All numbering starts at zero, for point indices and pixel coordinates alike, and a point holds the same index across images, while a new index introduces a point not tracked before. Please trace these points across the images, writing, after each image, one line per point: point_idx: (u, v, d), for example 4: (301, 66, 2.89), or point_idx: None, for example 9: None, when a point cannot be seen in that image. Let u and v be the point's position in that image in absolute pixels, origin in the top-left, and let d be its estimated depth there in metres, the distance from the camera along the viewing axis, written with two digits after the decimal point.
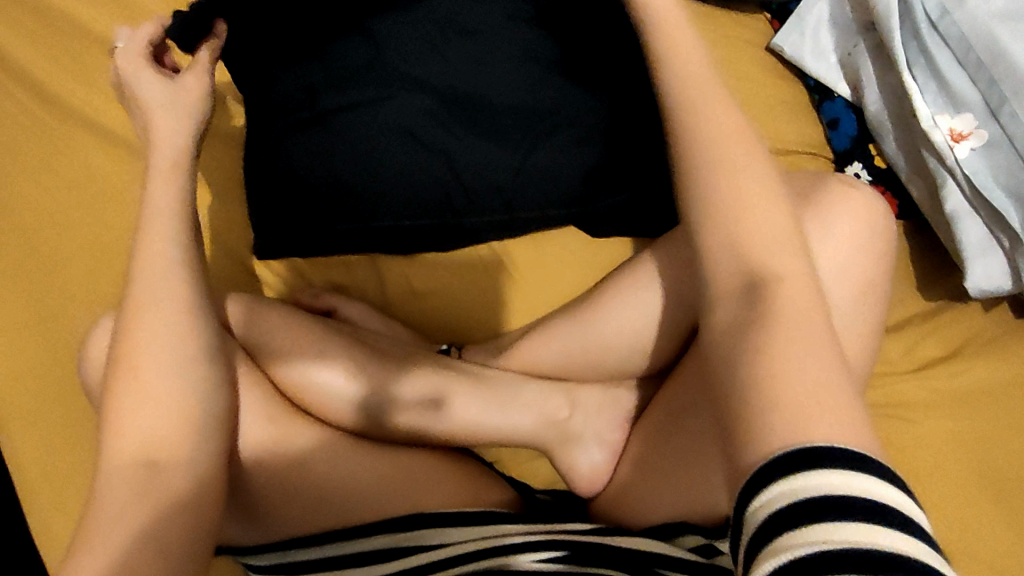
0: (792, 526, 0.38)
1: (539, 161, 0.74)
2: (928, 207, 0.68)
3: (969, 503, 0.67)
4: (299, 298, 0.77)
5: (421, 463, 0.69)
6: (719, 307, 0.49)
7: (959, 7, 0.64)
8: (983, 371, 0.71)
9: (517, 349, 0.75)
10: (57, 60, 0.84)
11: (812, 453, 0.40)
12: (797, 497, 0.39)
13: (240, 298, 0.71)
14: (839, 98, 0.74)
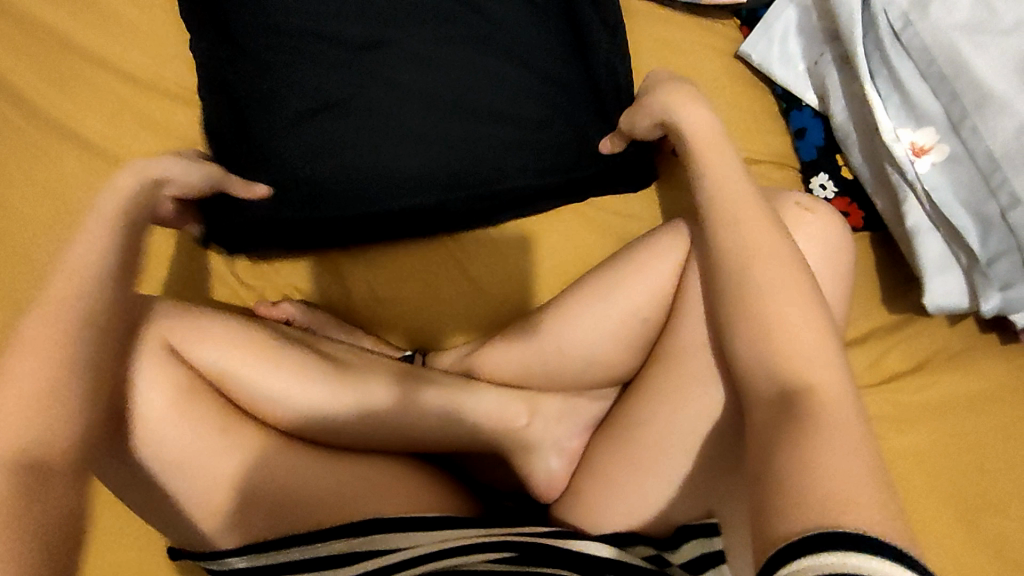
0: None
1: (522, 119, 0.77)
2: (890, 221, 0.67)
3: (928, 517, 0.67)
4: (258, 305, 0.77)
5: (376, 468, 0.70)
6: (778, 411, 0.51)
7: (923, 18, 0.63)
8: (948, 386, 0.70)
9: (481, 357, 0.76)
10: (18, 52, 0.81)
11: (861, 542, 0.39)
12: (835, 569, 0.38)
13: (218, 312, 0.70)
14: (807, 107, 0.73)
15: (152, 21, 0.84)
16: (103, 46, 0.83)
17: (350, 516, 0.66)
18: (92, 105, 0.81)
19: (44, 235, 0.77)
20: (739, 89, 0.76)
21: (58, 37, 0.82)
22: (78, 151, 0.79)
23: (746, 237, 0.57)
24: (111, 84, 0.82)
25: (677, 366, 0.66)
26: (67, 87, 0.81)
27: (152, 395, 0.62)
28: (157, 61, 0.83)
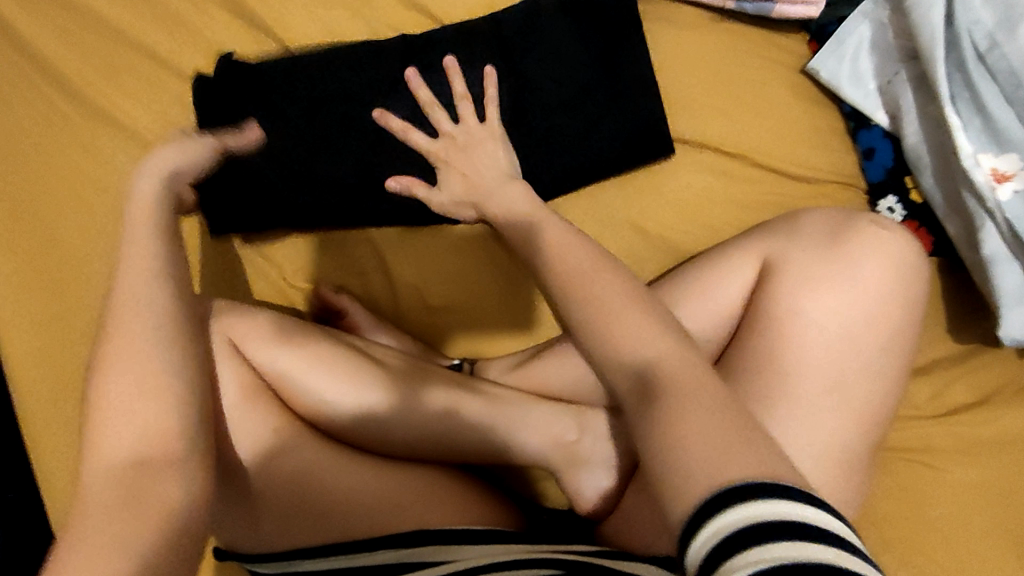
0: (741, 547, 0.37)
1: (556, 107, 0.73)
2: (963, 248, 0.65)
3: (990, 557, 0.65)
4: (318, 289, 0.77)
5: (420, 478, 0.68)
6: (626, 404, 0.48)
7: (1011, 40, 0.61)
8: (1016, 420, 0.68)
9: (531, 369, 0.75)
10: (73, 46, 0.81)
11: (773, 486, 0.39)
12: (740, 522, 0.38)
13: (268, 311, 0.69)
14: (876, 127, 0.71)
15: (199, 11, 0.81)
16: (149, 36, 0.81)
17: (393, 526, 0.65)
18: (142, 100, 0.80)
19: (102, 235, 0.78)
20: (806, 106, 0.74)
21: (111, 30, 0.81)
22: (131, 149, 0.79)
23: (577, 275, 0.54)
24: (160, 77, 0.80)
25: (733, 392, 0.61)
26: (119, 81, 0.80)
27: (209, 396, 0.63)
28: (204, 53, 0.81)
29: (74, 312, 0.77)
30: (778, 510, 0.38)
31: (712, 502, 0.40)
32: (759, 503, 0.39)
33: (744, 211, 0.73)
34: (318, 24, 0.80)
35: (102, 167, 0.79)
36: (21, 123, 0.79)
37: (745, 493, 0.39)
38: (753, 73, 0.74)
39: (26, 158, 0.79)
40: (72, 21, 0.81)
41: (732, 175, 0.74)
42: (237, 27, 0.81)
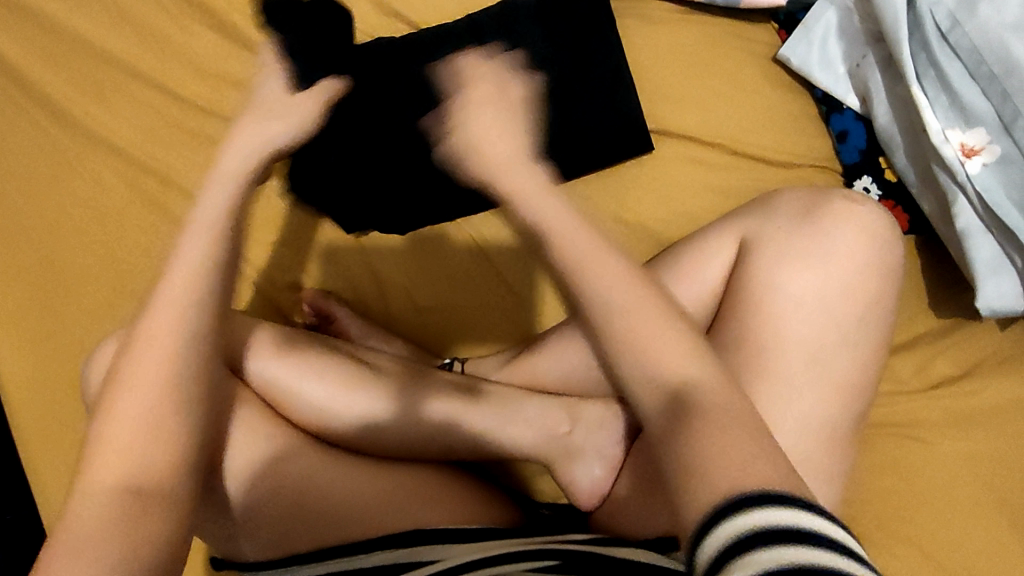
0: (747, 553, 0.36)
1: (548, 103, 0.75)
2: (937, 223, 0.66)
3: (980, 526, 0.66)
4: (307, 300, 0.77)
5: (413, 478, 0.69)
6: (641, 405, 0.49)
7: (971, 19, 0.62)
8: (1000, 391, 0.69)
9: (522, 363, 0.75)
10: (54, 66, 0.81)
11: (772, 499, 0.38)
12: (750, 540, 0.37)
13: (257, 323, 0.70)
14: (848, 110, 0.73)
15: (178, 26, 0.82)
16: (131, 53, 0.82)
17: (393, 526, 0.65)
18: (124, 115, 0.81)
19: (89, 249, 0.78)
20: (779, 92, 0.75)
21: (91, 48, 0.82)
22: (116, 163, 0.80)
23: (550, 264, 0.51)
24: (142, 91, 0.81)
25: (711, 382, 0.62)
26: (102, 97, 0.81)
27: None
28: (187, 68, 0.81)
29: (62, 328, 0.77)
30: (786, 521, 0.37)
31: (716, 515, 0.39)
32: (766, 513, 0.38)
33: (724, 198, 0.74)
34: None
35: (87, 183, 0.80)
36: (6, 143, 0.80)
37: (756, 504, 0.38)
38: (725, 63, 0.76)
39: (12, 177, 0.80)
40: (52, 40, 0.82)
41: (711, 164, 0.75)
42: (217, 40, 0.82)
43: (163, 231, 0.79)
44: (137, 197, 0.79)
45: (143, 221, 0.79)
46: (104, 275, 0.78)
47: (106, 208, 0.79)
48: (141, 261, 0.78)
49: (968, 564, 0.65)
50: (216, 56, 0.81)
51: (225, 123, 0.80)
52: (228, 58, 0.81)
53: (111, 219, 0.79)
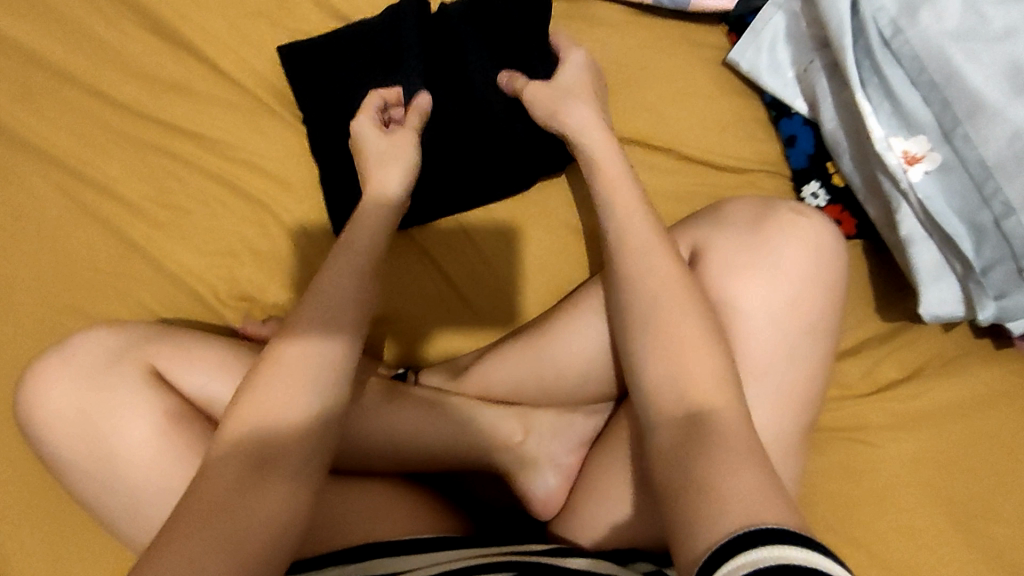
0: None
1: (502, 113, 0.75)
2: (883, 229, 0.67)
3: (924, 525, 0.67)
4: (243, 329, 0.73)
5: (366, 492, 0.68)
6: (655, 429, 0.51)
7: (913, 26, 0.62)
8: (943, 392, 0.70)
9: (474, 374, 0.74)
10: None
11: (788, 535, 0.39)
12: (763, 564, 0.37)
13: (200, 336, 0.69)
14: (797, 115, 0.73)
15: (113, 28, 0.79)
16: (64, 57, 0.78)
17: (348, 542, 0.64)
18: (59, 122, 0.78)
19: (25, 263, 0.75)
20: (728, 96, 0.75)
21: (21, 51, 0.78)
22: (51, 173, 0.77)
23: (647, 279, 0.56)
24: (78, 98, 0.78)
25: None
26: (34, 104, 0.78)
27: (137, 427, 0.62)
28: (124, 72, 0.78)
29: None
30: (795, 558, 0.38)
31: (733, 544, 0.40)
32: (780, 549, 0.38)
33: (676, 204, 0.74)
34: (240, 36, 0.79)
35: (23, 194, 0.77)
36: None
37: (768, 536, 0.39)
38: (676, 68, 0.75)
39: None
40: None
41: (662, 170, 0.75)
42: (154, 43, 0.79)
43: (104, 242, 0.76)
44: (75, 209, 0.77)
45: (83, 232, 0.76)
46: (41, 288, 0.75)
47: (43, 219, 0.76)
48: (81, 274, 0.75)
49: (912, 562, 0.67)
50: (155, 60, 0.78)
51: (167, 130, 0.78)
52: (167, 62, 0.78)
53: (49, 231, 0.76)
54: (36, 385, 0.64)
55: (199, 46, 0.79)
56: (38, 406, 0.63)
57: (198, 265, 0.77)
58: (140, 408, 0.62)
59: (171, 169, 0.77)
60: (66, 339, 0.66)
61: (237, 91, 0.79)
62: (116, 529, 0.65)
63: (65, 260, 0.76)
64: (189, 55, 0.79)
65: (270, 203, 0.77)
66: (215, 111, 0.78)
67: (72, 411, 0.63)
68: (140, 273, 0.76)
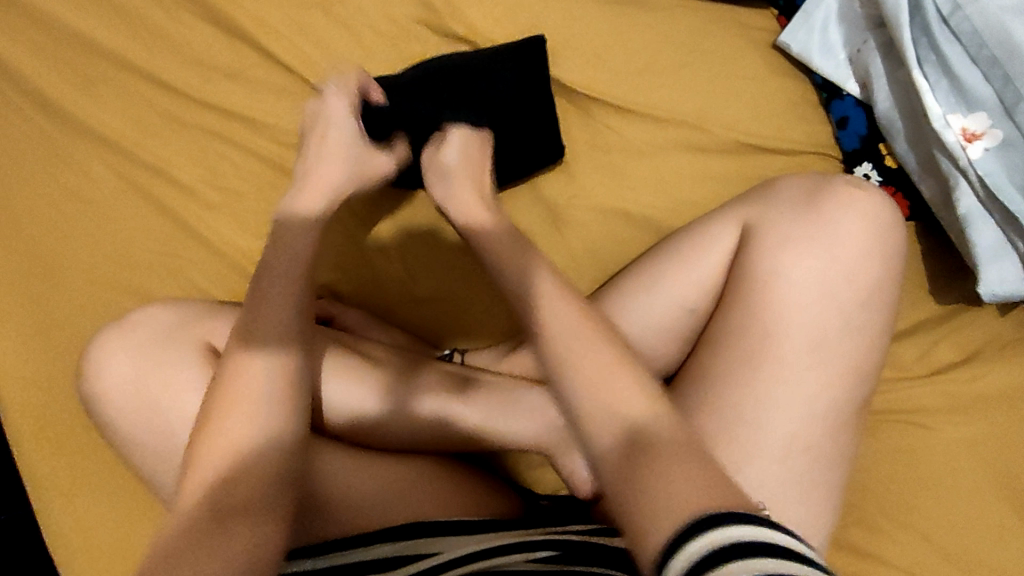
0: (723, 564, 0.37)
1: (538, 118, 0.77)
2: (939, 209, 0.66)
3: (981, 510, 0.66)
4: None
5: (416, 470, 0.69)
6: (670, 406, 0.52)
7: (972, 2, 0.62)
8: (1000, 375, 0.69)
9: (520, 354, 0.74)
10: (43, 56, 0.80)
11: (747, 515, 0.40)
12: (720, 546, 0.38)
13: None
14: (848, 96, 0.72)
15: (167, 14, 0.80)
16: (119, 42, 0.80)
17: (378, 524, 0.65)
18: (115, 107, 0.79)
19: (81, 242, 0.77)
20: (778, 78, 0.75)
21: (78, 37, 0.80)
22: (107, 155, 0.79)
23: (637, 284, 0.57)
24: (133, 82, 0.80)
25: (709, 386, 0.60)
26: (91, 88, 0.80)
27: (193, 401, 0.62)
28: (177, 57, 0.80)
29: (56, 321, 0.76)
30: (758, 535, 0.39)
31: (704, 523, 0.40)
32: (746, 527, 0.39)
33: (725, 186, 0.74)
34: (290, 21, 0.79)
35: (78, 175, 0.78)
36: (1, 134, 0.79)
37: (733, 519, 0.39)
38: (724, 52, 0.75)
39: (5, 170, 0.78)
40: (39, 31, 0.80)
41: (710, 152, 0.75)
42: (207, 29, 0.80)
43: (157, 224, 0.78)
44: (129, 191, 0.78)
45: (137, 215, 0.78)
46: (96, 267, 0.77)
47: (98, 201, 0.78)
48: (134, 254, 0.77)
49: (965, 549, 0.66)
50: (208, 46, 0.80)
51: (220, 115, 0.79)
52: (221, 49, 0.80)
53: (103, 212, 0.78)
54: (97, 360, 0.65)
55: (248, 30, 0.79)
56: (98, 378, 0.65)
57: (249, 247, 0.78)
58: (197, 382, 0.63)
59: (224, 154, 0.79)
60: (125, 315, 0.68)
61: (286, 76, 0.79)
62: (171, 503, 0.66)
63: (119, 241, 0.77)
64: (242, 40, 0.80)
65: None
66: (266, 97, 0.79)
67: (131, 385, 0.64)
68: (193, 253, 0.77)
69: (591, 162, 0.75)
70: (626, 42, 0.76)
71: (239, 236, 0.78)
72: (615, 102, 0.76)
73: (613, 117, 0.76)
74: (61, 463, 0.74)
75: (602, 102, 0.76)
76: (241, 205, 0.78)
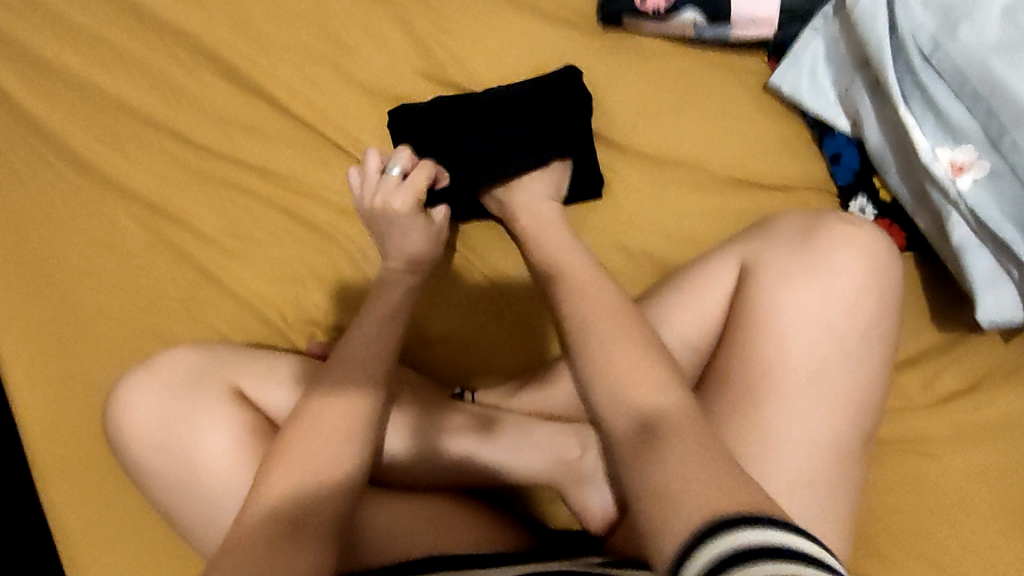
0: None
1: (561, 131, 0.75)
2: (934, 239, 0.68)
3: (996, 541, 0.66)
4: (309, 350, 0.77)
5: (432, 510, 0.70)
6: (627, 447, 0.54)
7: (952, 42, 0.64)
8: (1007, 403, 0.69)
9: (532, 392, 0.76)
10: (77, 119, 0.86)
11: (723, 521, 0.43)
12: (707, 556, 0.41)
13: (269, 356, 0.73)
14: (840, 133, 0.75)
15: (192, 76, 0.85)
16: (148, 103, 0.85)
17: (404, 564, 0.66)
18: (143, 163, 0.84)
19: (109, 291, 0.81)
20: (770, 118, 0.78)
21: (109, 100, 0.86)
22: (134, 209, 0.83)
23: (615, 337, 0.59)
24: (160, 140, 0.85)
25: None
26: (121, 147, 0.85)
27: (212, 443, 0.65)
28: (200, 116, 0.85)
29: (85, 367, 0.79)
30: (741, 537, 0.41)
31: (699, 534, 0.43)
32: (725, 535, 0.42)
33: (724, 222, 0.76)
34: (305, 80, 0.84)
35: (107, 228, 0.83)
36: (38, 192, 0.84)
37: (733, 525, 0.42)
38: (718, 95, 0.78)
39: (40, 225, 0.83)
40: (74, 96, 0.86)
41: (708, 189, 0.77)
42: (229, 88, 0.85)
43: (181, 272, 0.82)
44: (154, 241, 0.83)
45: (164, 264, 0.82)
46: (123, 313, 0.81)
47: (127, 251, 0.82)
48: (159, 302, 0.81)
49: None
50: (230, 104, 0.85)
51: (241, 168, 0.84)
52: (241, 106, 0.85)
53: (131, 262, 0.82)
54: (121, 404, 0.68)
55: (267, 89, 0.84)
56: (123, 421, 0.68)
57: (268, 292, 0.81)
58: (215, 426, 0.66)
59: (245, 204, 0.83)
60: (152, 359, 0.71)
61: (301, 129, 0.84)
62: (194, 541, 0.68)
63: (146, 289, 0.81)
64: (260, 97, 0.85)
65: (335, 233, 0.82)
66: (285, 150, 0.84)
67: (155, 427, 0.67)
68: (214, 299, 0.81)
69: (597, 201, 0.78)
70: (624, 88, 0.79)
71: (258, 281, 0.82)
72: (612, 144, 0.79)
73: (612, 160, 0.79)
74: (86, 504, 0.76)
75: (601, 145, 0.79)
76: (259, 252, 0.82)
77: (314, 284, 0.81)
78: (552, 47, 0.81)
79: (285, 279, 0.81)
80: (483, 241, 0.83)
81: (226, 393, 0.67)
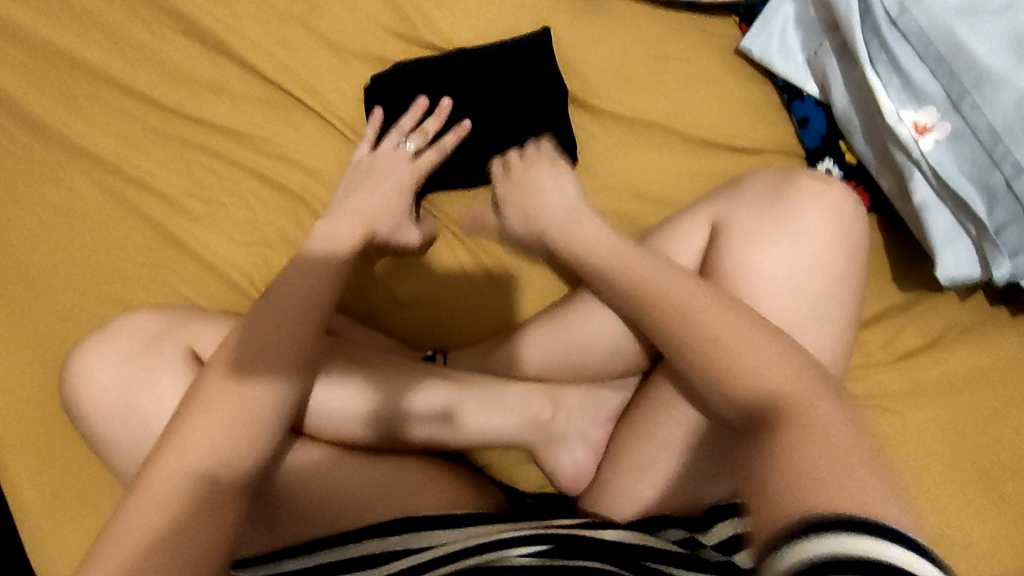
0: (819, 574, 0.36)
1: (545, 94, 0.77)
2: (896, 200, 0.70)
3: (950, 489, 0.69)
4: None
5: (403, 470, 0.69)
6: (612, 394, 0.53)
7: (917, 4, 0.66)
8: (962, 359, 0.71)
9: (505, 353, 0.76)
10: (26, 74, 0.81)
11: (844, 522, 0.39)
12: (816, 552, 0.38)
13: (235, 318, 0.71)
14: (808, 97, 0.76)
15: (148, 31, 0.82)
16: (101, 59, 0.81)
17: (354, 522, 0.66)
18: (98, 122, 0.81)
19: (64, 254, 0.78)
20: (740, 81, 0.78)
21: (60, 55, 0.82)
22: (89, 169, 0.80)
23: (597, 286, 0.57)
24: (115, 98, 0.81)
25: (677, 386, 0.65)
26: (73, 105, 0.81)
27: (177, 406, 0.63)
28: (158, 73, 0.82)
29: (39, 333, 0.76)
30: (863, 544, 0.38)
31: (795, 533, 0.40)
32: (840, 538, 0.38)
33: (695, 184, 0.77)
34: (270, 36, 0.81)
35: (60, 189, 0.80)
36: None
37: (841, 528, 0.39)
38: (691, 58, 0.78)
39: None
40: (21, 51, 0.82)
41: (680, 151, 0.78)
42: (189, 44, 0.82)
43: (141, 235, 0.79)
44: (112, 202, 0.79)
45: (123, 226, 0.79)
46: (79, 277, 0.77)
47: (82, 213, 0.79)
48: (118, 266, 0.78)
49: (938, 526, 0.68)
50: (190, 61, 0.82)
51: (203, 128, 0.81)
52: (202, 63, 0.82)
53: (87, 224, 0.79)
54: (79, 367, 0.66)
55: (228, 45, 0.81)
56: (81, 385, 0.66)
57: (233, 255, 0.79)
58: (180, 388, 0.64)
59: (208, 164, 0.80)
60: (111, 322, 0.69)
61: (266, 87, 0.81)
62: None
63: (103, 251, 0.78)
64: (222, 55, 0.82)
65: (303, 194, 0.80)
66: (249, 109, 0.81)
67: (116, 390, 0.65)
68: (176, 263, 0.78)
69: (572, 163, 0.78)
70: (596, 50, 0.79)
71: (223, 244, 0.79)
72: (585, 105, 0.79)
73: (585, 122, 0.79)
74: (45, 473, 0.74)
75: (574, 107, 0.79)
76: (224, 214, 0.80)
77: (281, 246, 0.79)
78: (525, 6, 0.80)
79: (252, 242, 0.79)
80: (454, 204, 0.81)
81: (191, 355, 0.65)
